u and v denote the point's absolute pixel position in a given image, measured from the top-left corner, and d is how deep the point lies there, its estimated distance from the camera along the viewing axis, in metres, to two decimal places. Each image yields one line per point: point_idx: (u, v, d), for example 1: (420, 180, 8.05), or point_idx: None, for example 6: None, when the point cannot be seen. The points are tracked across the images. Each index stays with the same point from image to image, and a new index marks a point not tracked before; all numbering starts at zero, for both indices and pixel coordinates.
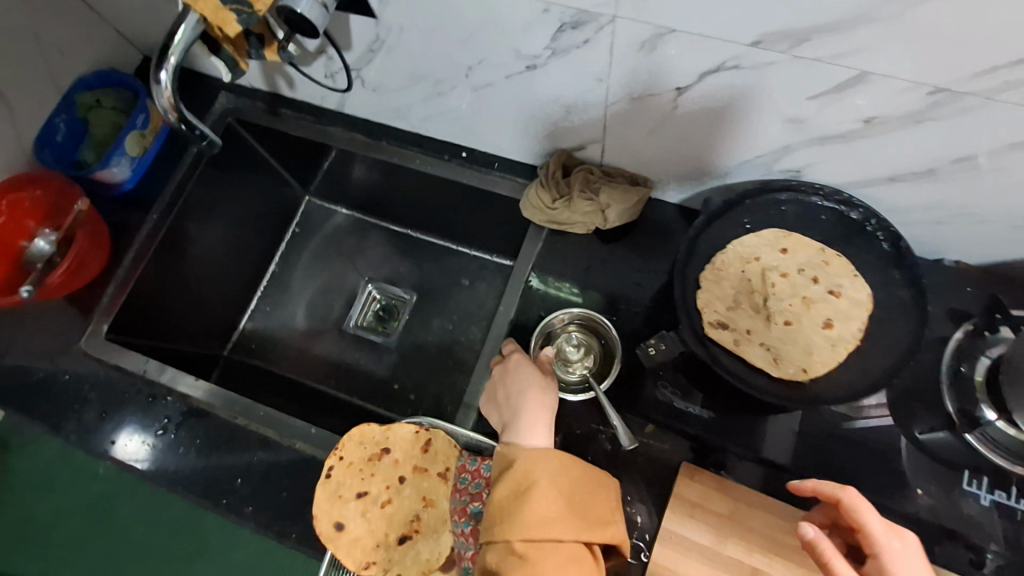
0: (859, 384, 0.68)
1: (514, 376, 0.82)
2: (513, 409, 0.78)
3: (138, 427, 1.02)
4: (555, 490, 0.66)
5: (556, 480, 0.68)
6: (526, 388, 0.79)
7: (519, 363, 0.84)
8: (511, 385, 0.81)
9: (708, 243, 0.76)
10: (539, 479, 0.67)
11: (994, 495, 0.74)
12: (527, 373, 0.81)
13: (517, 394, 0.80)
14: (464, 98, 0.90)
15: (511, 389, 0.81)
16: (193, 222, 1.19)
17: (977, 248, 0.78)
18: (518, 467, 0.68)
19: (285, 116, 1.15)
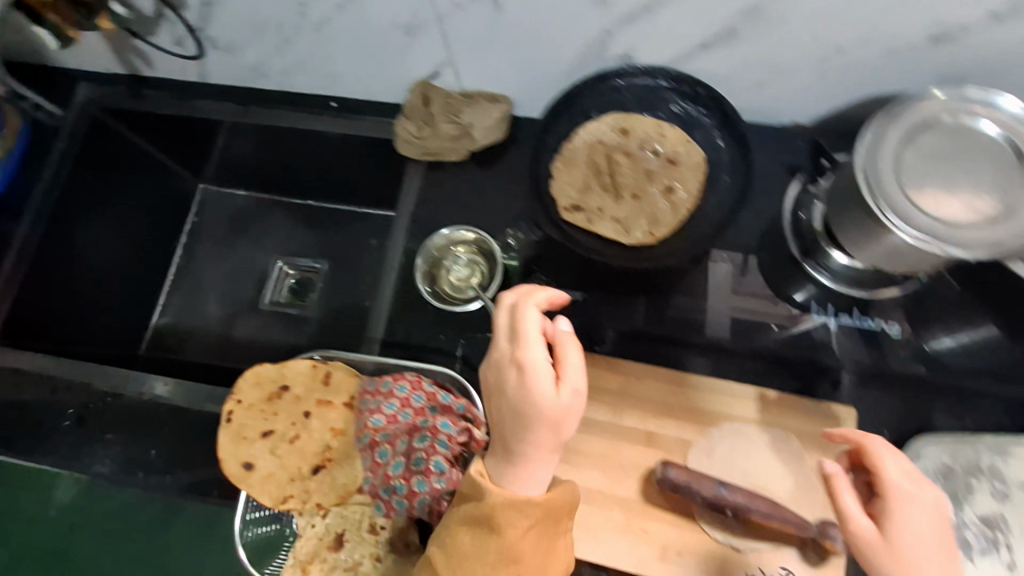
0: (695, 241, 0.74)
1: (519, 372, 0.60)
2: (516, 411, 0.60)
3: (47, 422, 1.00)
4: (530, 541, 0.61)
5: (533, 544, 0.61)
6: (546, 391, 0.59)
7: (530, 357, 0.59)
8: (518, 391, 0.60)
9: (555, 136, 0.81)
10: (514, 534, 0.60)
11: (834, 316, 0.86)
12: (544, 370, 0.59)
13: (523, 406, 0.60)
14: (307, 40, 0.92)
15: (516, 395, 0.60)
16: (81, 223, 1.22)
17: (802, 104, 0.83)
18: (500, 511, 0.60)
19: (152, 98, 1.14)
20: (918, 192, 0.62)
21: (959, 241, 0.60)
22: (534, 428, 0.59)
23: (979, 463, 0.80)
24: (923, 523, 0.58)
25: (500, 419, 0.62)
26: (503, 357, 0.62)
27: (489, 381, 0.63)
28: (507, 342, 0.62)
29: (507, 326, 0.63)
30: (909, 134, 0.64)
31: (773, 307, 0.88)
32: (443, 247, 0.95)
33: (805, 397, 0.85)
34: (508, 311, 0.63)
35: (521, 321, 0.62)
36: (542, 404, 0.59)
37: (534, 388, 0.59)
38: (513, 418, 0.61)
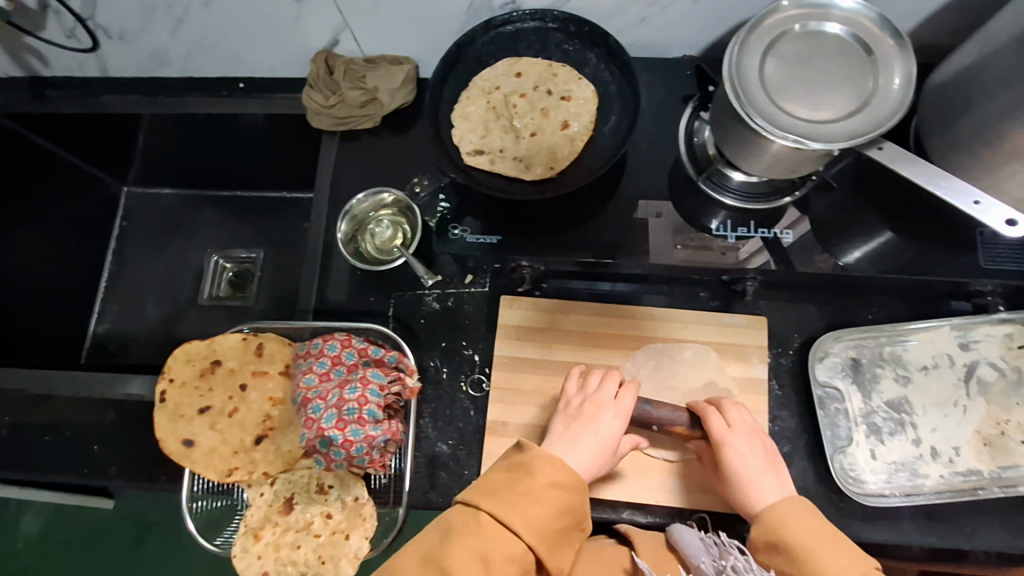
0: (591, 169, 0.79)
1: (604, 402, 0.78)
2: (579, 419, 0.77)
3: None
4: (556, 496, 0.68)
5: (564, 501, 0.68)
6: (607, 424, 0.76)
7: (621, 405, 0.78)
8: (591, 411, 0.78)
9: (452, 87, 0.84)
10: (544, 480, 0.69)
11: (736, 234, 0.84)
12: (623, 403, 0.78)
13: (588, 427, 0.76)
14: (200, 17, 0.93)
15: (584, 413, 0.78)
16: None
17: (684, 35, 0.88)
18: (538, 462, 0.70)
19: (52, 98, 1.12)
20: (779, 97, 0.67)
21: (821, 136, 0.65)
22: (590, 437, 0.76)
23: (882, 352, 0.86)
24: (752, 454, 0.75)
25: (563, 429, 0.78)
26: (582, 394, 0.80)
27: (569, 405, 0.80)
28: (598, 382, 0.81)
29: (595, 381, 0.81)
30: (770, 44, 0.68)
31: (721, 255, 0.84)
32: (365, 211, 0.97)
33: (721, 312, 0.89)
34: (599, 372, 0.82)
35: (619, 390, 0.79)
36: (602, 429, 0.76)
37: (601, 416, 0.77)
38: (576, 427, 0.77)
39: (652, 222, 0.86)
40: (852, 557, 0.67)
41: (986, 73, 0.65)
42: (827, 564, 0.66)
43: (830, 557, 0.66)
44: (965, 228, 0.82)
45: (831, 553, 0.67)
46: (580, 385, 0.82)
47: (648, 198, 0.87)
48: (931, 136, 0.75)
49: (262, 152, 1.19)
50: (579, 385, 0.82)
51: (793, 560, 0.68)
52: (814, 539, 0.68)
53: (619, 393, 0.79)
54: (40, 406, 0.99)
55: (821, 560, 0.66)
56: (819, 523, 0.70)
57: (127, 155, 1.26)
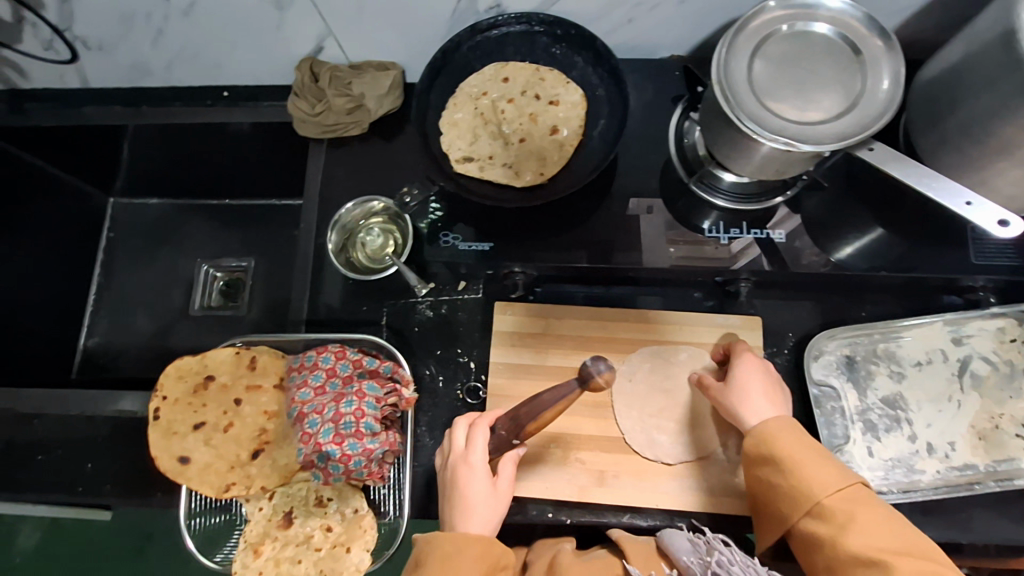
0: (582, 174, 0.79)
1: (465, 459, 0.73)
2: (455, 493, 0.72)
3: None
4: (455, 559, 0.67)
5: (465, 557, 0.67)
6: (478, 484, 0.72)
7: (474, 461, 0.73)
8: (458, 478, 0.73)
9: (439, 92, 0.83)
10: (437, 554, 0.68)
11: (729, 235, 0.83)
12: (476, 454, 0.73)
13: (463, 498, 0.72)
14: (182, 27, 0.91)
15: (456, 485, 0.72)
16: None
17: (671, 35, 0.88)
18: (422, 550, 0.69)
19: (32, 111, 1.10)
20: (768, 100, 0.66)
21: (811, 138, 0.64)
22: (470, 507, 0.71)
23: (876, 349, 0.86)
24: (754, 379, 0.77)
25: (447, 512, 0.73)
26: (451, 457, 0.75)
27: (444, 479, 0.75)
28: (458, 440, 0.75)
29: (453, 439, 0.76)
30: (758, 46, 0.68)
31: (717, 251, 0.83)
32: (354, 221, 0.96)
33: (716, 313, 0.89)
34: (452, 429, 0.77)
35: (468, 437, 0.75)
36: (477, 491, 0.72)
37: (470, 479, 0.72)
38: (456, 501, 0.72)
39: (643, 218, 0.85)
40: (838, 469, 0.67)
41: (973, 70, 0.65)
42: (811, 473, 0.67)
43: (815, 466, 0.67)
44: (956, 223, 0.82)
45: (817, 467, 0.67)
46: (445, 446, 0.77)
47: (641, 194, 0.87)
48: (919, 134, 0.74)
49: (249, 160, 1.17)
50: (444, 450, 0.78)
51: (781, 470, 0.68)
52: (802, 448, 0.69)
53: (468, 439, 0.75)
54: (32, 424, 0.98)
55: (806, 469, 0.67)
56: (814, 444, 0.70)
57: (111, 166, 1.25)
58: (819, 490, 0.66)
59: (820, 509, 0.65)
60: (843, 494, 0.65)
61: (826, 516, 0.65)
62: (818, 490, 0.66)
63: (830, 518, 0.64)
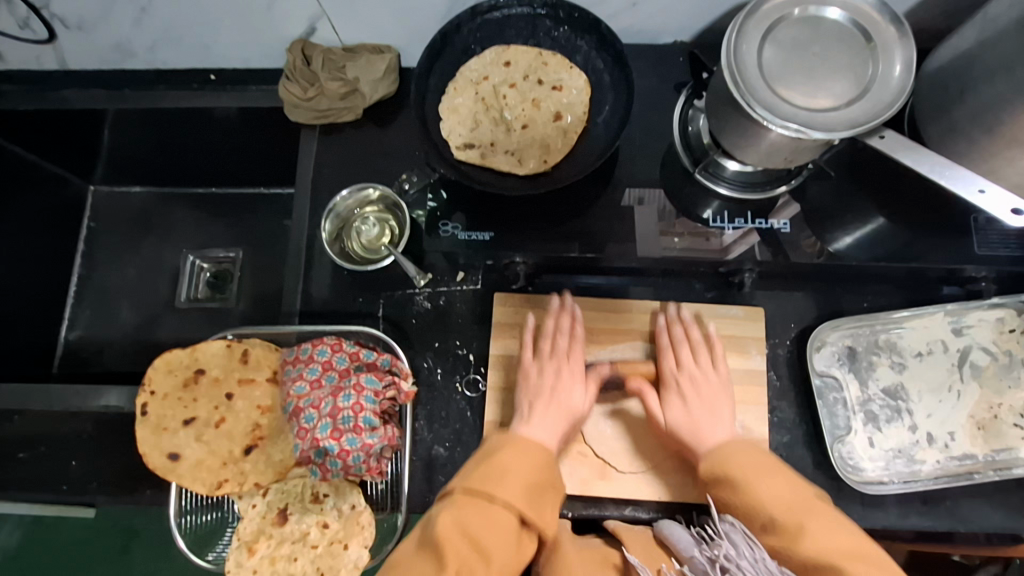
0: (586, 162, 0.77)
1: (572, 364, 0.81)
2: (548, 393, 0.78)
3: None
4: (528, 461, 0.70)
5: (532, 458, 0.71)
6: (577, 394, 0.79)
7: (583, 393, 0.80)
8: (556, 379, 0.80)
9: (439, 77, 0.81)
10: (509, 449, 0.71)
11: (733, 225, 0.82)
12: (575, 358, 0.82)
13: (556, 405, 0.78)
14: (166, 6, 0.87)
15: (551, 386, 0.79)
16: None
17: (675, 20, 0.86)
18: (496, 441, 0.74)
19: (7, 94, 1.05)
20: (778, 86, 0.65)
21: (822, 125, 0.63)
22: (560, 406, 0.78)
23: (877, 340, 0.86)
24: (720, 398, 0.79)
25: (529, 407, 0.78)
26: (554, 356, 0.82)
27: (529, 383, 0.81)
28: (560, 343, 0.83)
29: (558, 342, 0.83)
30: (768, 30, 0.67)
31: (706, 243, 0.82)
32: (349, 209, 0.93)
33: (718, 303, 0.88)
34: (551, 315, 0.85)
35: (569, 347, 0.83)
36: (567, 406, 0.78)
37: (569, 386, 0.79)
38: (545, 397, 0.78)
39: (636, 210, 0.83)
40: (794, 484, 0.69)
41: (985, 57, 0.64)
42: (763, 486, 0.68)
43: (766, 484, 0.68)
44: (959, 213, 0.81)
45: (786, 486, 0.68)
46: (545, 351, 0.83)
47: (635, 185, 0.85)
48: (926, 123, 0.74)
49: (238, 147, 1.13)
50: (538, 350, 0.84)
51: (732, 488, 0.70)
52: (753, 468, 0.70)
53: (569, 349, 0.83)
54: (13, 421, 0.95)
55: (756, 486, 0.68)
56: (771, 464, 0.71)
57: (91, 153, 1.20)
58: (769, 502, 0.67)
59: (774, 523, 0.66)
60: (792, 506, 0.66)
61: (777, 529, 0.65)
62: (768, 503, 0.67)
63: (785, 530, 0.64)
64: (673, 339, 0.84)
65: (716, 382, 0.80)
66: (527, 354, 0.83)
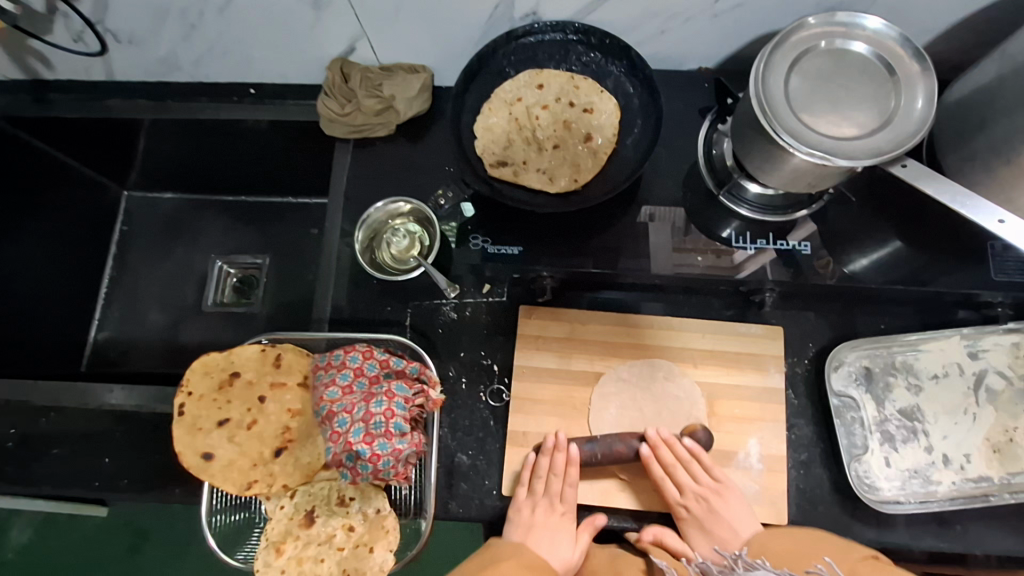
0: (614, 181, 0.81)
1: (564, 510, 0.83)
2: (524, 531, 0.81)
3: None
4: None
5: None
6: (564, 546, 0.81)
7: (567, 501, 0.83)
8: (546, 518, 0.82)
9: (474, 97, 0.85)
10: None
11: (755, 245, 0.84)
12: (568, 498, 0.83)
13: (549, 550, 0.80)
14: (215, 24, 0.91)
15: (529, 523, 0.81)
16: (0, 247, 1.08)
17: (702, 48, 0.89)
18: None
19: (56, 102, 1.09)
20: (804, 115, 0.68)
21: (846, 153, 0.66)
22: (545, 553, 0.80)
23: (894, 361, 0.88)
24: (735, 509, 0.81)
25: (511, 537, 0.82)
26: (547, 495, 0.82)
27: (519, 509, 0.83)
28: (553, 485, 0.83)
29: (552, 484, 0.83)
30: (795, 62, 0.69)
31: (718, 261, 0.84)
32: (381, 221, 0.96)
33: (738, 321, 0.91)
34: (546, 455, 0.83)
35: (559, 491, 0.83)
36: (559, 551, 0.81)
37: (558, 537, 0.81)
38: (534, 534, 0.81)
39: (651, 226, 0.86)
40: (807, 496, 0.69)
41: (1004, 93, 0.67)
42: None
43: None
44: (975, 239, 0.84)
45: None
46: (534, 487, 0.82)
47: (653, 203, 0.88)
48: (945, 152, 0.77)
49: (272, 158, 1.17)
50: (530, 484, 0.83)
51: None
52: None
53: (567, 475, 0.83)
54: (48, 417, 0.97)
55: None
56: (788, 491, 0.70)
57: (128, 159, 1.24)
58: None
59: None
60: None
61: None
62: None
63: None
64: (667, 463, 0.82)
65: (724, 495, 0.82)
66: (520, 493, 0.83)
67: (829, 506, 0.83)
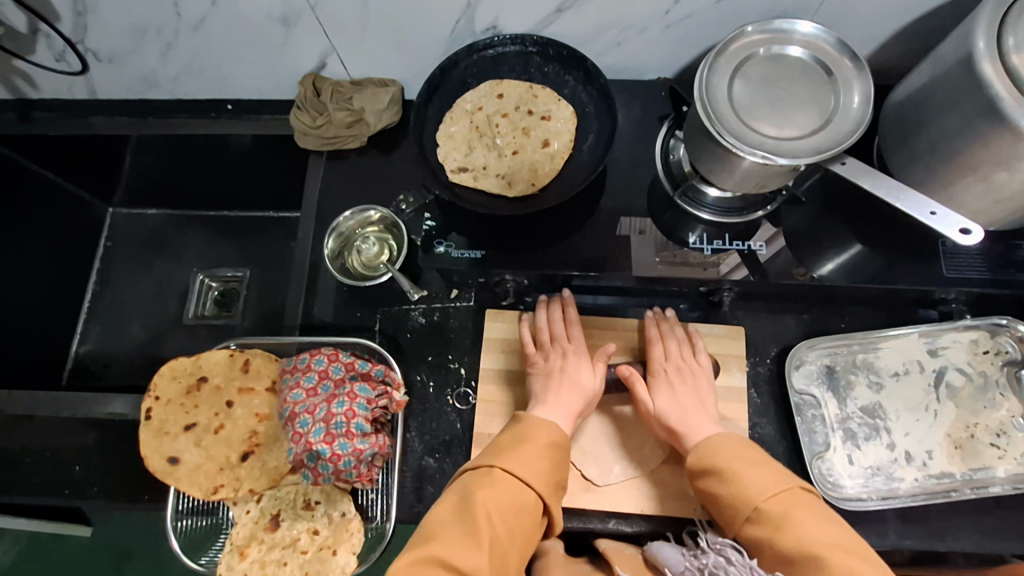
0: (571, 185, 0.83)
1: (575, 349, 0.86)
2: (558, 381, 0.82)
3: None
4: (550, 451, 0.73)
5: (558, 448, 0.74)
6: (586, 376, 0.82)
7: (574, 349, 0.85)
8: (564, 366, 0.83)
9: (437, 107, 0.88)
10: (541, 437, 0.74)
11: (713, 247, 0.86)
12: (574, 339, 0.87)
13: (560, 380, 0.82)
14: (190, 42, 0.95)
15: (561, 370, 0.83)
16: None
17: (657, 59, 0.93)
18: (532, 425, 0.76)
19: (39, 120, 1.13)
20: (746, 117, 0.70)
21: (787, 152, 0.68)
22: (568, 387, 0.81)
23: (855, 359, 0.89)
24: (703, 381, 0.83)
25: (543, 389, 0.82)
26: (555, 344, 0.87)
27: (543, 367, 0.85)
28: (558, 329, 0.88)
29: (555, 330, 0.88)
30: (737, 67, 0.72)
31: (705, 272, 0.85)
32: (351, 228, 0.99)
33: (701, 322, 0.92)
34: (540, 307, 0.91)
35: (568, 330, 0.88)
36: (581, 378, 0.82)
37: (577, 371, 0.83)
38: (556, 381, 0.82)
39: (635, 238, 0.87)
40: (780, 473, 0.70)
41: (937, 92, 0.70)
42: (749, 478, 0.69)
43: (753, 475, 0.69)
44: (929, 238, 0.85)
45: (773, 479, 0.68)
46: (545, 336, 0.88)
47: (631, 214, 0.89)
48: (891, 153, 0.79)
49: (252, 173, 1.20)
50: (539, 343, 0.88)
51: (721, 479, 0.71)
52: (740, 458, 0.72)
53: (574, 342, 0.87)
54: (22, 427, 0.98)
55: (745, 476, 0.69)
56: (753, 454, 0.72)
57: (112, 176, 1.27)
58: (755, 493, 0.68)
59: (758, 514, 0.66)
60: (776, 498, 0.66)
61: (763, 518, 0.66)
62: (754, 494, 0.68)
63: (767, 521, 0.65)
64: (659, 334, 0.87)
65: (704, 376, 0.84)
66: (529, 351, 0.87)
67: None
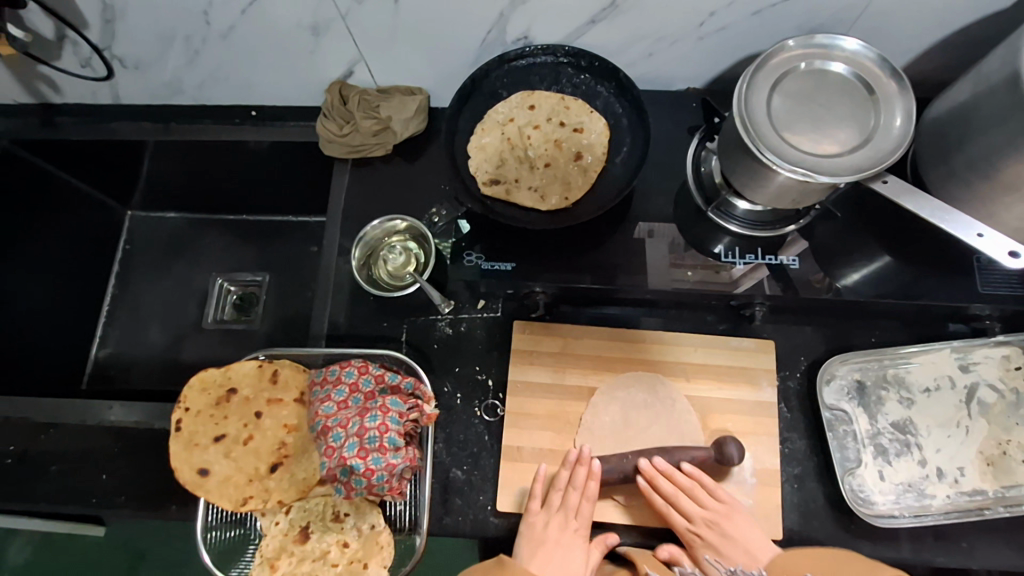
0: (604, 199, 0.83)
1: (580, 524, 0.82)
2: (545, 547, 0.80)
3: None
4: None
5: None
6: (575, 561, 0.80)
7: (582, 512, 0.83)
8: (558, 535, 0.81)
9: (468, 118, 0.88)
10: None
11: (744, 261, 0.85)
12: (583, 511, 0.82)
13: (546, 551, 0.80)
14: (218, 49, 0.94)
15: (553, 539, 0.80)
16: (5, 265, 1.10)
17: (688, 69, 0.92)
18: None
19: (61, 125, 1.12)
20: (786, 134, 0.70)
21: (828, 169, 0.67)
22: (556, 568, 0.79)
23: (885, 374, 0.88)
24: (749, 528, 0.80)
25: (527, 561, 0.80)
26: (562, 507, 0.82)
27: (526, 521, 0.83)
28: (571, 497, 0.82)
29: (568, 496, 0.83)
30: (776, 82, 0.72)
31: (716, 276, 0.85)
32: (377, 238, 0.98)
33: (730, 336, 0.91)
34: (566, 469, 0.84)
35: (580, 486, 0.82)
36: (574, 562, 0.80)
37: (569, 548, 0.81)
38: (548, 550, 0.80)
39: (648, 242, 0.87)
40: None
41: (980, 109, 0.69)
42: None
43: None
44: (963, 253, 0.85)
45: None
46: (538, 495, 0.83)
47: (655, 223, 0.89)
48: (928, 169, 0.79)
49: (273, 179, 1.20)
50: (545, 500, 0.84)
51: None
52: None
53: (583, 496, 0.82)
54: (47, 434, 0.98)
55: None
56: None
57: (132, 180, 1.27)
58: None
59: None
60: None
61: None
62: None
63: None
64: (669, 493, 0.82)
65: (737, 510, 0.81)
66: (531, 505, 0.83)
67: (825, 519, 0.83)
